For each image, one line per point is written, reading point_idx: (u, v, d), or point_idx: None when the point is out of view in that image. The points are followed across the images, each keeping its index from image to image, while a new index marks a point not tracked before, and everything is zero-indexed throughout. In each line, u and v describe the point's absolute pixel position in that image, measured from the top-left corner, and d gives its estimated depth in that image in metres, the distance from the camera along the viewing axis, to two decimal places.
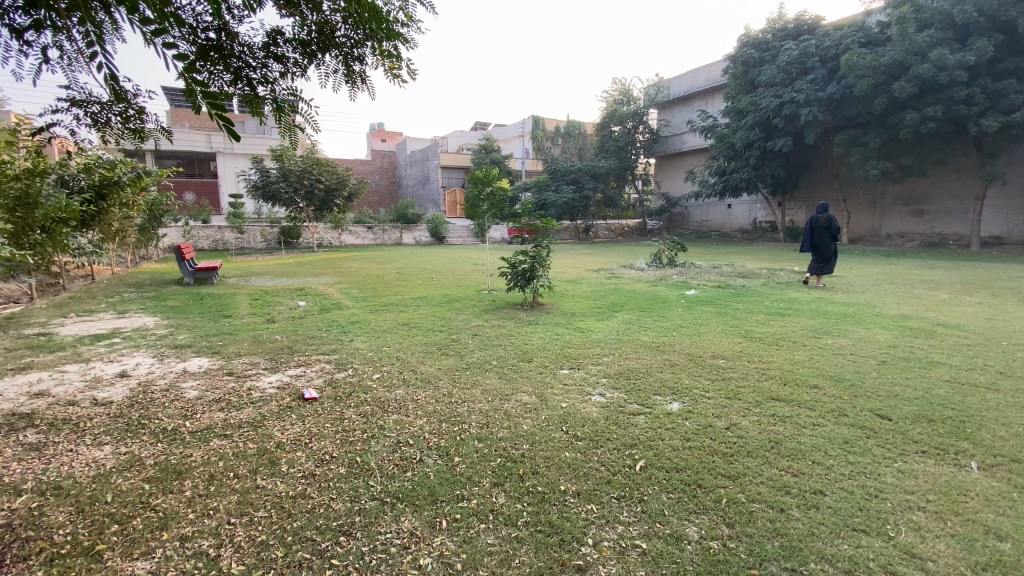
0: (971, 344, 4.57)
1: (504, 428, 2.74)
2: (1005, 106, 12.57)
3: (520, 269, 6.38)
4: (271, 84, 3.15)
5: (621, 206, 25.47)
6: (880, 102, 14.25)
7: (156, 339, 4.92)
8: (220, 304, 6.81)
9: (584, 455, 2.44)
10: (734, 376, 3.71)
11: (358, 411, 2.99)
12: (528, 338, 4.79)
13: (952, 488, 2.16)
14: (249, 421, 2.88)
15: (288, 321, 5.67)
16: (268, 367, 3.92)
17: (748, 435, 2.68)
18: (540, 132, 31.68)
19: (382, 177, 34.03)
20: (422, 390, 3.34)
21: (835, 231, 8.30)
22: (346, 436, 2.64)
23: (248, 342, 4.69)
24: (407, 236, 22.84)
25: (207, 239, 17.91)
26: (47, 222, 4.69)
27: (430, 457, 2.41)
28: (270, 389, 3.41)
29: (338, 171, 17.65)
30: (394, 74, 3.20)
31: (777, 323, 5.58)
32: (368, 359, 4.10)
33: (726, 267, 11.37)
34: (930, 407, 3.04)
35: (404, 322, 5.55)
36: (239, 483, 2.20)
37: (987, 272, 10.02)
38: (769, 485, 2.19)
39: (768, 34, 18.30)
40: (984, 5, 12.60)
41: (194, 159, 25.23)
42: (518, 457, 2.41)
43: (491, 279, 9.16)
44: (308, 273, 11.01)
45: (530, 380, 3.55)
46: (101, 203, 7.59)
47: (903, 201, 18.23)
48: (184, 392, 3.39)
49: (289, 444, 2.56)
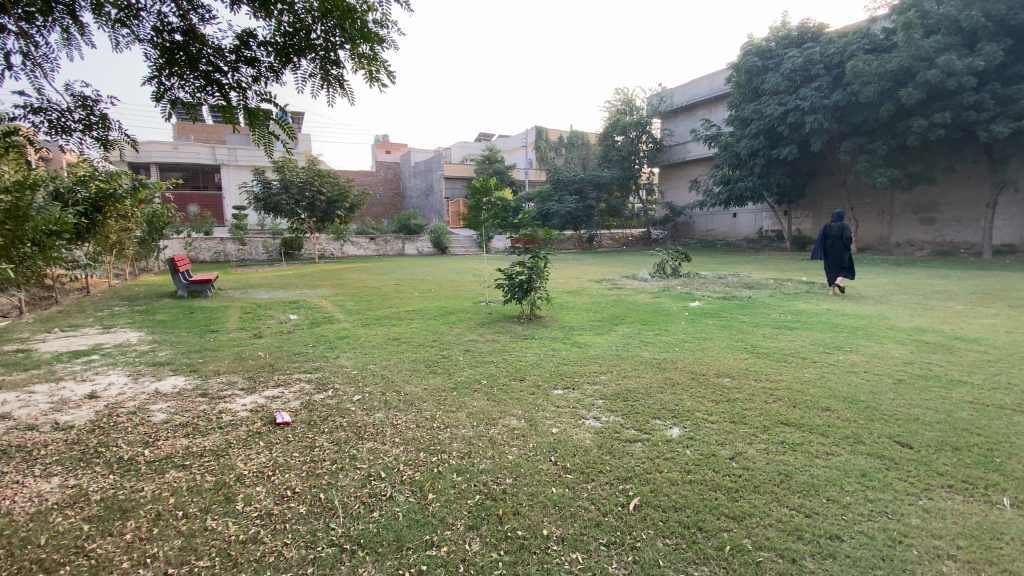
0: (994, 360, 4.28)
1: (487, 458, 2.51)
2: (1016, 112, 12.29)
3: (516, 281, 6.14)
4: (242, 90, 2.97)
5: (624, 216, 25.30)
6: (887, 109, 14.03)
7: (136, 356, 4.74)
8: (209, 318, 6.63)
9: (572, 492, 2.21)
10: (739, 398, 3.44)
11: (332, 438, 2.78)
12: (522, 355, 4.56)
13: (984, 531, 1.90)
14: (213, 449, 2.67)
15: (274, 337, 5.46)
16: (245, 387, 3.71)
17: (756, 467, 2.44)
18: (543, 142, 31.72)
19: (386, 189, 34.24)
20: (403, 413, 3.12)
21: (849, 239, 8.07)
22: (313, 468, 2.42)
23: (229, 360, 4.49)
24: (410, 247, 22.78)
25: (208, 251, 17.82)
26: (39, 236, 4.08)
27: (402, 493, 2.19)
28: (243, 412, 3.21)
29: (339, 182, 17.65)
30: (373, 80, 2.97)
31: (785, 338, 5.30)
32: (350, 378, 3.88)
33: (731, 277, 11.13)
34: (954, 433, 2.78)
35: (394, 338, 5.31)
36: (186, 525, 1.98)
37: (1003, 281, 9.68)
38: (777, 528, 1.95)
39: (772, 42, 18.21)
40: (990, 10, 12.41)
41: (198, 171, 25.22)
42: (499, 494, 2.18)
43: (490, 290, 8.96)
44: (305, 285, 10.87)
45: (519, 402, 3.31)
46: (96, 216, 7.19)
47: (912, 209, 17.94)
48: (151, 416, 3.19)
49: (250, 477, 2.35)
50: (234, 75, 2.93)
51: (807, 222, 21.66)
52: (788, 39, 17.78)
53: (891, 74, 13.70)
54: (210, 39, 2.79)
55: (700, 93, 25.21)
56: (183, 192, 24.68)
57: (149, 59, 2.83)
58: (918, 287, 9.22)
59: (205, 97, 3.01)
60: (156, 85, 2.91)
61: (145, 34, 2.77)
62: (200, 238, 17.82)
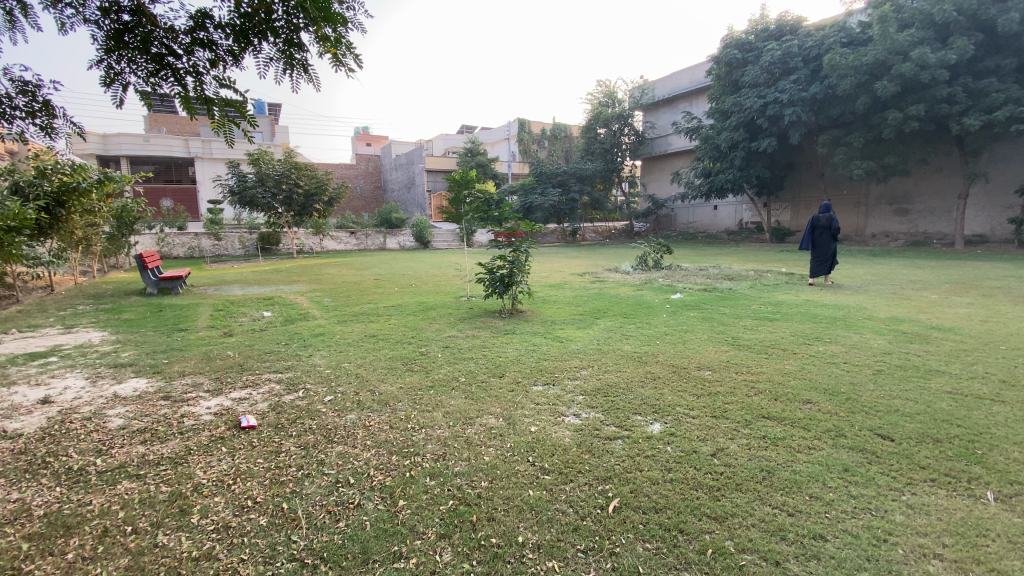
0: (969, 350, 4.31)
1: (462, 460, 2.41)
2: (986, 106, 12.50)
3: (497, 275, 6.01)
4: (198, 75, 2.77)
5: (607, 208, 25.34)
6: (863, 102, 14.19)
7: (97, 357, 4.52)
8: (178, 316, 6.38)
9: (550, 494, 2.12)
10: (720, 391, 3.40)
11: (299, 442, 2.65)
12: (502, 351, 4.45)
13: (967, 528, 1.86)
14: (170, 457, 2.54)
15: (246, 335, 5.27)
16: (211, 389, 3.53)
17: (738, 463, 2.39)
18: (526, 135, 31.53)
19: (367, 182, 33.82)
20: (376, 414, 2.99)
21: (836, 230, 8.09)
22: (277, 476, 2.30)
23: (196, 360, 4.30)
24: (392, 241, 22.50)
25: (182, 246, 17.27)
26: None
27: (370, 500, 2.07)
28: (206, 416, 3.05)
29: (317, 175, 17.26)
30: (339, 65, 2.79)
31: (765, 330, 5.31)
32: (323, 377, 3.74)
33: (712, 269, 11.19)
34: (934, 425, 2.76)
35: (371, 335, 5.16)
36: (134, 542, 1.85)
37: (975, 271, 9.88)
38: (760, 528, 1.89)
39: (751, 35, 18.30)
40: (962, 4, 12.56)
41: (171, 164, 24.50)
42: (473, 499, 2.07)
43: (471, 284, 8.84)
44: (282, 281, 10.57)
45: (498, 400, 3.21)
46: (59, 211, 6.97)
47: (887, 201, 18.28)
48: (107, 422, 3.02)
49: (209, 486, 2.22)
50: (190, 58, 2.74)
51: (786, 214, 21.92)
52: (766, 32, 17.88)
53: (867, 67, 13.85)
54: (160, 19, 2.58)
55: (682, 85, 25.27)
56: (155, 186, 23.98)
57: (95, 41, 2.62)
58: (894, 277, 9.34)
59: (159, 83, 2.81)
60: (106, 70, 2.72)
61: (91, 14, 2.58)
62: (174, 234, 17.27)
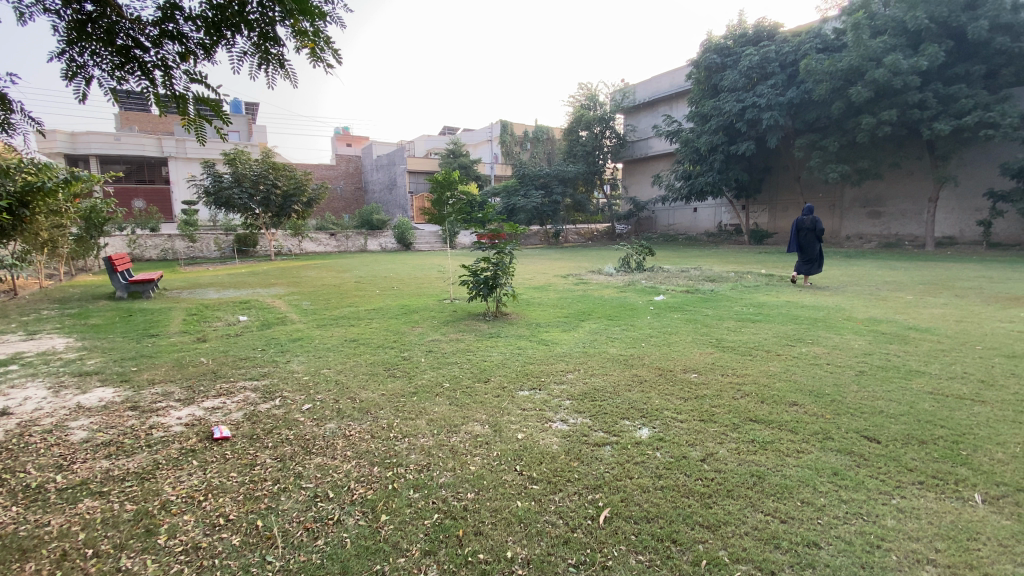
0: (947, 350, 4.37)
1: (447, 471, 2.32)
2: (956, 111, 12.86)
3: (481, 277, 5.93)
4: (167, 69, 2.63)
5: (589, 210, 25.45)
6: (838, 106, 14.50)
7: (59, 365, 4.30)
8: (148, 321, 6.15)
9: (539, 505, 2.05)
10: (707, 394, 3.38)
11: (275, 453, 2.53)
12: (487, 354, 4.37)
13: (958, 532, 1.84)
14: (136, 472, 2.40)
15: (220, 341, 5.08)
16: (182, 399, 3.37)
17: (728, 469, 2.35)
18: (508, 137, 31.51)
19: (347, 183, 33.40)
20: (357, 422, 2.89)
21: (821, 231, 8.22)
22: (251, 491, 2.18)
23: (166, 367, 4.12)
24: (373, 243, 22.22)
25: (155, 248, 16.74)
26: None
27: (351, 516, 1.98)
28: (177, 427, 2.91)
29: (296, 176, 16.93)
30: (317, 60, 2.68)
31: (748, 331, 5.34)
32: (301, 385, 3.60)
33: (693, 271, 11.29)
34: (918, 426, 2.77)
35: (351, 339, 5.04)
36: (94, 567, 1.73)
37: (947, 272, 10.13)
38: (754, 537, 1.85)
39: (729, 40, 18.58)
40: (933, 12, 12.91)
41: (143, 163, 23.83)
42: (459, 512, 1.99)
43: (454, 287, 8.74)
44: (259, 284, 10.30)
45: (483, 406, 3.13)
46: (23, 211, 6.58)
47: (861, 204, 18.73)
48: (69, 434, 2.85)
49: (178, 503, 2.10)
50: (158, 51, 2.60)
51: (763, 216, 22.31)
52: (744, 38, 18.17)
53: (842, 73, 14.16)
54: (126, 10, 2.45)
55: (662, 89, 25.55)
56: (127, 186, 23.27)
57: (56, 32, 2.45)
58: (870, 278, 9.52)
59: (125, 76, 2.65)
60: (67, 62, 2.55)
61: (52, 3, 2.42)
62: (146, 235, 16.73)
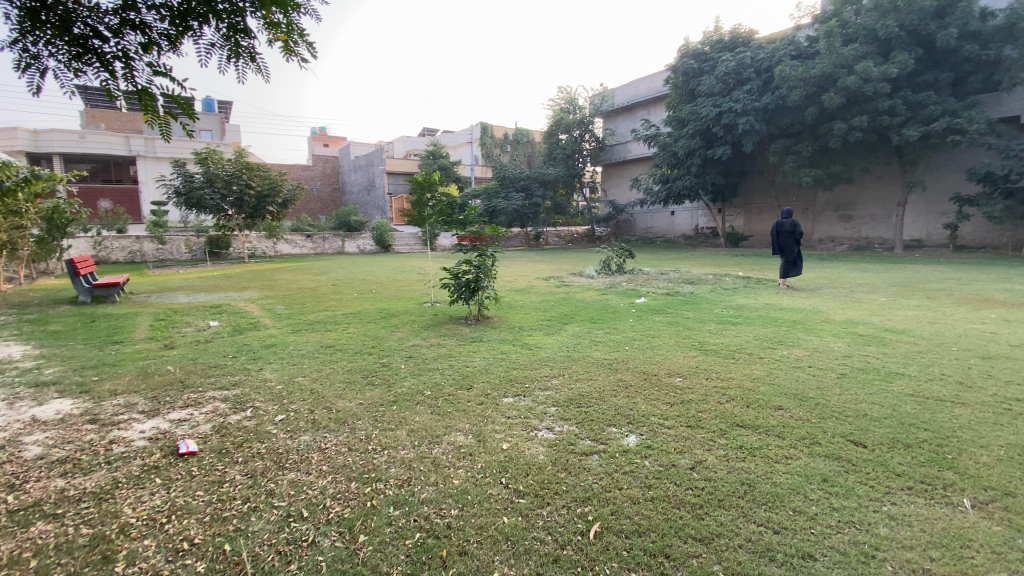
0: (924, 352, 4.44)
1: (429, 485, 2.21)
2: (924, 117, 13.27)
3: (463, 280, 5.82)
4: (128, 61, 2.44)
5: (569, 213, 25.50)
6: (811, 112, 14.84)
7: (13, 375, 4.03)
8: (113, 327, 5.86)
9: (527, 521, 1.96)
10: (693, 399, 3.34)
11: (245, 469, 2.38)
12: (470, 360, 4.26)
13: (952, 539, 1.82)
14: (94, 492, 2.22)
15: (189, 348, 4.86)
16: (146, 411, 3.18)
17: (718, 477, 2.30)
18: (488, 139, 31.41)
19: (324, 184, 32.84)
20: (333, 435, 2.75)
21: (800, 234, 8.35)
22: (219, 512, 2.04)
23: (130, 377, 3.90)
24: (350, 245, 21.85)
25: (122, 250, 16.08)
26: None
27: (328, 537, 1.86)
28: (139, 442, 2.73)
29: (271, 176, 16.51)
30: (290, 55, 2.57)
31: (730, 333, 5.37)
32: (274, 394, 3.44)
33: (672, 273, 11.36)
34: (903, 429, 2.77)
35: (328, 345, 4.87)
36: None
37: (918, 274, 10.40)
38: (748, 549, 1.80)
39: (706, 46, 18.88)
40: (903, 21, 13.32)
41: (110, 163, 22.98)
42: (442, 531, 1.89)
43: (434, 290, 8.60)
44: (231, 287, 9.97)
45: (466, 415, 3.03)
46: None
47: (833, 207, 19.21)
48: (21, 451, 2.64)
49: (138, 527, 1.95)
50: (118, 42, 2.42)
51: (739, 219, 22.70)
52: (721, 44, 18.48)
53: (815, 79, 14.51)
54: None
55: (640, 94, 25.84)
56: (92, 186, 22.39)
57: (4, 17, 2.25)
58: (845, 280, 9.72)
59: (83, 68, 2.46)
60: (19, 52, 2.34)
61: None
62: (112, 236, 16.09)
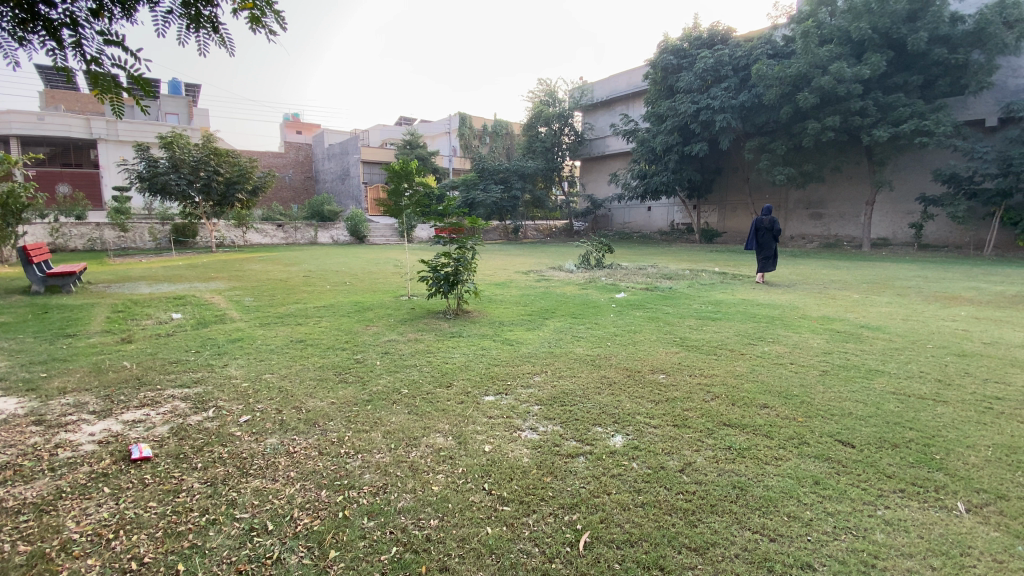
0: (900, 348, 4.49)
1: (407, 493, 2.06)
2: (894, 119, 13.59)
3: (442, 274, 5.64)
4: (77, 29, 2.17)
5: (548, 207, 25.42)
6: (786, 111, 15.05)
7: None
8: (66, 319, 5.48)
9: (513, 531, 1.84)
10: (678, 397, 3.27)
11: (204, 477, 2.19)
12: (449, 356, 4.10)
13: (950, 546, 1.78)
14: (34, 503, 2.00)
15: (149, 342, 4.57)
16: (97, 411, 2.93)
17: (708, 480, 2.22)
18: (467, 130, 30.98)
19: (297, 172, 31.96)
20: (302, 437, 2.57)
21: (778, 231, 8.42)
22: (173, 525, 1.85)
23: (83, 373, 3.62)
24: (324, 235, 21.32)
25: (80, 238, 15.30)
26: None
27: (295, 553, 1.70)
28: (88, 446, 2.50)
29: (240, 163, 15.90)
30: (258, 27, 2.36)
31: (711, 329, 5.34)
32: (239, 393, 3.22)
33: (651, 268, 11.39)
34: (888, 428, 2.76)
35: (298, 340, 4.64)
36: None
37: (886, 272, 10.66)
38: (745, 560, 1.71)
39: (685, 42, 18.91)
40: (877, 24, 13.58)
41: (69, 145, 21.84)
42: (421, 544, 1.75)
43: (411, 282, 8.36)
44: (196, 278, 9.54)
45: (446, 415, 2.88)
46: None
47: (804, 205, 19.62)
48: None
49: (82, 543, 1.75)
50: (65, 7, 2.14)
51: (714, 215, 23.01)
52: (700, 40, 18.50)
53: (791, 78, 14.71)
54: None
55: (620, 88, 25.82)
56: (49, 170, 21.28)
57: None
58: (819, 277, 9.88)
59: (27, 37, 2.17)
60: None
61: None
62: (70, 223, 15.27)
